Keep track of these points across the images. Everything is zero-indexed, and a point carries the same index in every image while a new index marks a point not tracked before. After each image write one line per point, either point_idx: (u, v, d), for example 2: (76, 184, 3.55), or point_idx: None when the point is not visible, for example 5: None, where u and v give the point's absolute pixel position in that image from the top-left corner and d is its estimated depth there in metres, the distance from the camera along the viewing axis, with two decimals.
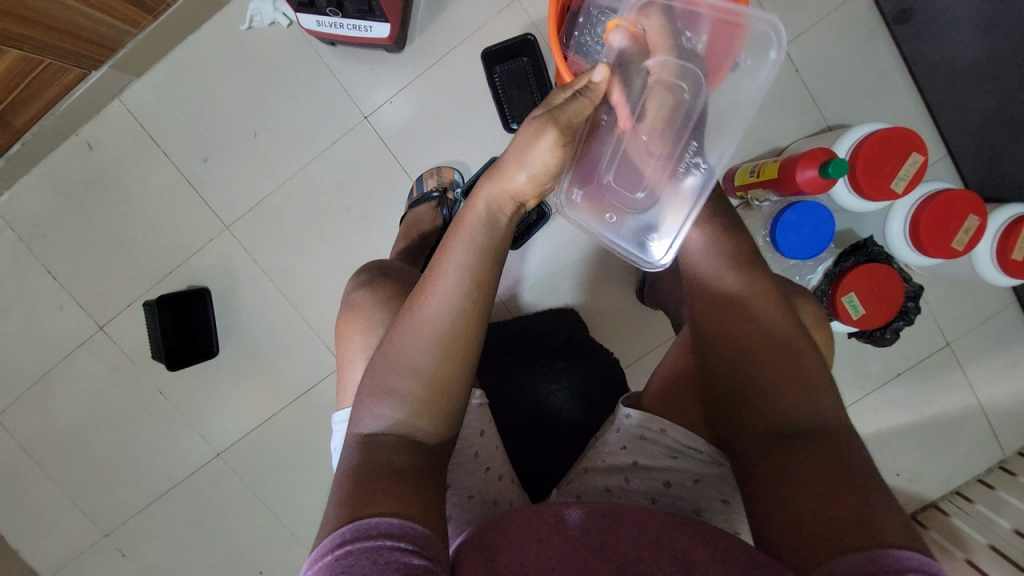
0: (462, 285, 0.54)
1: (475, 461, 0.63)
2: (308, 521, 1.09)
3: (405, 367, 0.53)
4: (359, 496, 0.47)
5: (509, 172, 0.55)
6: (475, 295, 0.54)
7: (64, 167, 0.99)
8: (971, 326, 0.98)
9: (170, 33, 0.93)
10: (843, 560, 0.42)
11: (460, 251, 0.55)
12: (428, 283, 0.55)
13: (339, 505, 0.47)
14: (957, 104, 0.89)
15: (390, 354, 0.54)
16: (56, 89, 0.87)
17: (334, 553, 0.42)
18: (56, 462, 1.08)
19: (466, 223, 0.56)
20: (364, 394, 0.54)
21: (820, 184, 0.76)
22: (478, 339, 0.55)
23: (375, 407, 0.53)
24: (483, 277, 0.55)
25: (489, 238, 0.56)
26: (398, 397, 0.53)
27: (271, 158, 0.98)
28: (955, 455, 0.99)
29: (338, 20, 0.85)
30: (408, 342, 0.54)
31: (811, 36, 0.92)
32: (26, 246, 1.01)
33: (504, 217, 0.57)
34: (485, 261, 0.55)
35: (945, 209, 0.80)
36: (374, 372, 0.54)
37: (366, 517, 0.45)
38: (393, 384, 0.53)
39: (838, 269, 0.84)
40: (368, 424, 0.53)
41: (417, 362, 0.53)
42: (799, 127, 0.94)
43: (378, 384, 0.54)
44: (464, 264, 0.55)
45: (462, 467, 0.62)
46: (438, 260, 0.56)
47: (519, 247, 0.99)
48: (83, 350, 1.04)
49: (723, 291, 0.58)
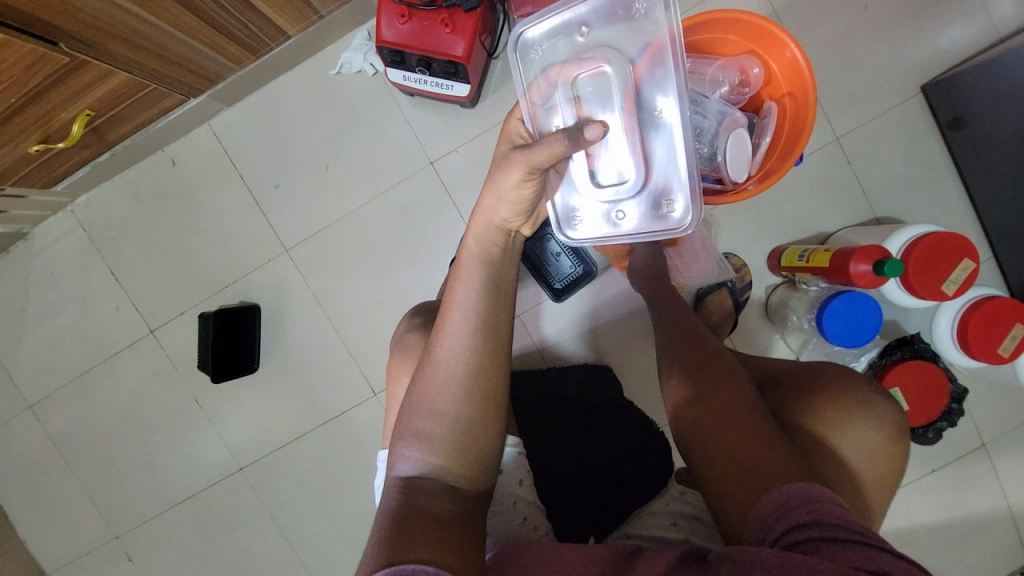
0: (471, 320, 0.53)
1: (513, 509, 0.62)
2: (315, 548, 1.08)
3: (430, 410, 0.51)
4: (398, 535, 0.45)
5: (490, 205, 0.55)
6: (483, 332, 0.52)
7: (144, 178, 1.06)
8: (1007, 430, 0.97)
9: (266, 70, 0.99)
10: (785, 488, 0.46)
11: (463, 291, 0.54)
12: (438, 328, 0.54)
13: (375, 546, 0.45)
14: (1005, 212, 0.90)
15: (415, 399, 0.52)
16: (154, 111, 0.92)
17: None
18: (82, 457, 1.09)
19: (464, 262, 0.56)
20: (396, 435, 0.53)
21: (871, 280, 0.78)
22: (501, 377, 0.53)
23: (405, 449, 0.52)
24: (489, 312, 0.53)
25: (490, 272, 0.55)
26: (428, 439, 0.51)
27: (338, 192, 1.03)
28: (980, 559, 0.98)
29: (423, 77, 0.89)
30: (428, 382, 0.52)
31: (865, 132, 0.96)
32: (95, 245, 1.07)
33: (501, 255, 0.56)
34: (487, 291, 0.54)
35: (996, 316, 0.81)
36: (402, 413, 0.53)
37: (404, 562, 0.42)
38: (421, 428, 0.51)
39: (884, 362, 0.86)
40: (403, 468, 0.51)
41: (440, 403, 0.51)
42: (846, 216, 0.97)
43: (407, 427, 0.52)
44: (468, 293, 0.54)
45: (501, 515, 0.61)
46: (445, 302, 0.55)
47: (561, 299, 0.99)
48: (130, 351, 1.08)
49: (720, 373, 0.61)
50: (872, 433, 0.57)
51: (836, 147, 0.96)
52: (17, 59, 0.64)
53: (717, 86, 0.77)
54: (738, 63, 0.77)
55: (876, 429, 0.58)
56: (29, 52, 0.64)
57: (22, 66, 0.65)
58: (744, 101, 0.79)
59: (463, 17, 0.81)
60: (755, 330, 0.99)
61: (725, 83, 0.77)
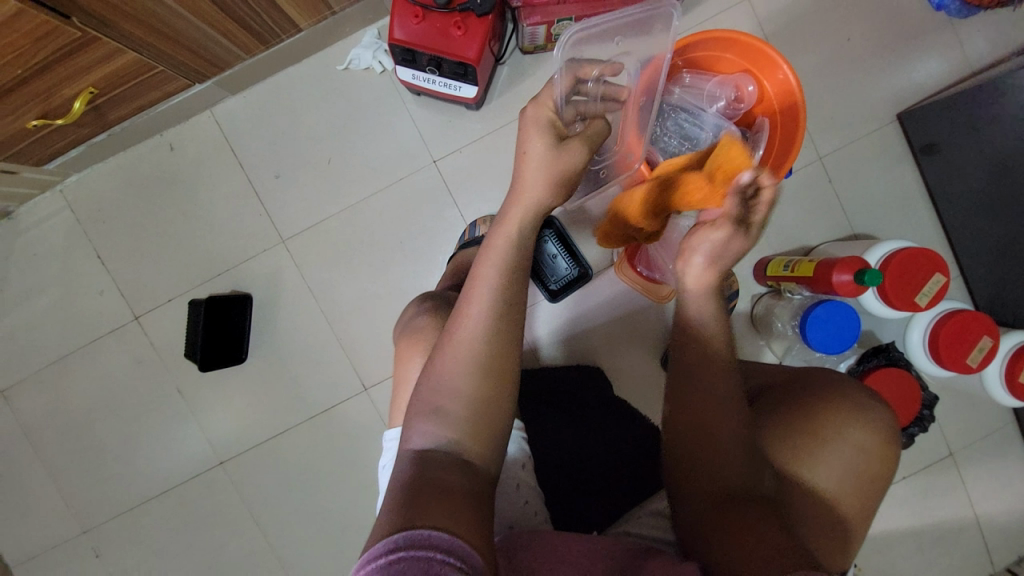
0: (495, 301, 0.55)
1: (516, 491, 0.64)
2: (295, 546, 1.06)
3: (449, 386, 0.53)
4: (414, 504, 0.46)
5: (530, 188, 0.60)
6: (506, 315, 0.55)
7: (140, 162, 1.04)
8: (973, 441, 1.02)
9: (274, 61, 0.99)
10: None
11: (490, 273, 0.56)
12: (462, 308, 0.56)
13: (389, 512, 0.46)
14: (972, 233, 0.97)
15: (436, 375, 0.53)
16: (159, 93, 0.92)
17: (385, 558, 0.41)
18: (53, 446, 1.05)
19: (494, 244, 0.59)
20: (413, 409, 0.54)
21: (853, 289, 0.83)
22: (516, 361, 0.55)
23: (422, 423, 0.52)
24: (513, 295, 0.56)
25: (517, 257, 0.58)
26: (446, 415, 0.52)
27: (339, 185, 1.04)
28: (948, 565, 1.02)
29: (432, 76, 0.91)
30: (448, 360, 0.53)
31: (847, 153, 1.02)
32: (83, 227, 1.04)
33: (530, 236, 0.60)
34: (512, 273, 0.57)
35: (964, 327, 0.86)
36: (420, 389, 0.54)
37: (419, 527, 0.43)
38: (440, 403, 0.52)
39: (861, 368, 0.91)
40: (417, 442, 0.52)
41: (460, 380, 0.52)
42: (828, 232, 1.02)
43: (424, 402, 0.53)
44: (493, 279, 0.56)
45: (506, 498, 0.62)
46: (471, 282, 0.57)
47: (557, 301, 0.94)
48: (112, 337, 1.05)
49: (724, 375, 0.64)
50: (863, 436, 0.61)
51: (820, 166, 1.02)
52: (31, 29, 0.64)
53: (713, 101, 0.83)
54: (734, 80, 0.82)
55: (869, 431, 0.61)
56: (43, 23, 0.64)
57: (35, 37, 0.65)
58: (738, 117, 0.85)
59: (474, 22, 0.84)
60: (742, 337, 1.02)
61: (722, 99, 0.83)
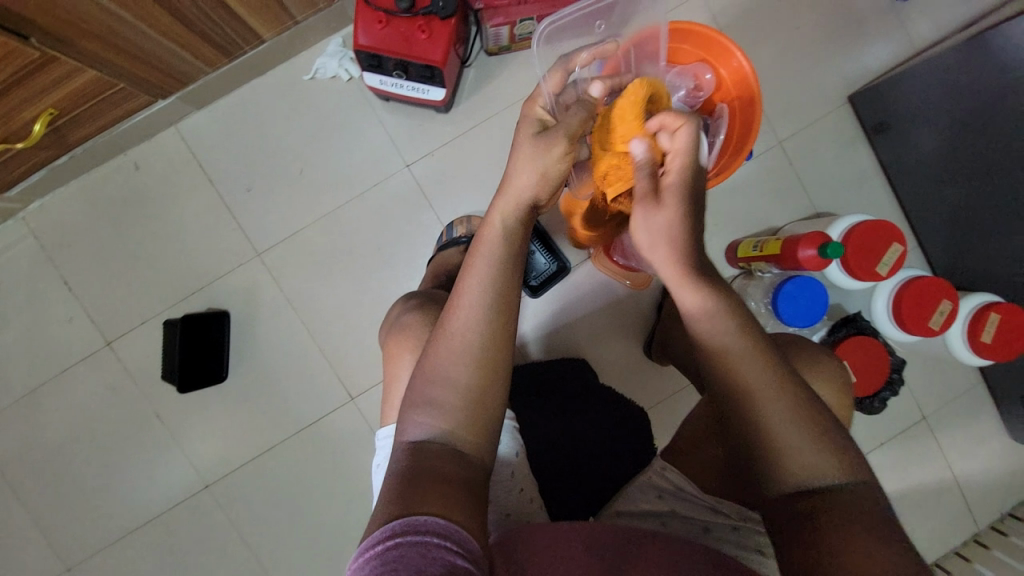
0: (488, 292, 0.55)
1: (512, 479, 0.64)
2: (290, 565, 1.04)
3: (445, 379, 0.53)
4: (410, 494, 0.46)
5: (517, 180, 0.59)
6: (500, 306, 0.55)
7: (104, 183, 1.02)
8: (943, 402, 1.07)
9: (239, 74, 0.99)
10: None
11: (483, 264, 0.56)
12: (454, 300, 0.56)
13: (385, 503, 0.46)
14: (925, 204, 1.02)
15: (431, 369, 0.53)
16: (121, 111, 0.90)
17: (385, 543, 0.42)
18: (26, 483, 1.01)
19: (484, 236, 0.58)
20: (408, 404, 0.54)
21: (818, 262, 0.86)
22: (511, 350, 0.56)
23: (417, 417, 0.52)
24: (506, 284, 0.56)
25: (507, 247, 0.57)
26: (442, 407, 0.52)
27: (313, 194, 1.04)
28: (931, 524, 1.06)
29: (399, 81, 0.92)
30: (443, 353, 0.53)
31: (804, 136, 1.07)
32: (46, 254, 1.01)
33: (517, 226, 0.59)
34: (504, 264, 0.57)
35: (923, 293, 0.91)
36: (414, 383, 0.54)
37: (416, 514, 0.44)
38: (436, 397, 0.52)
39: (832, 338, 0.95)
40: (413, 435, 0.52)
41: (456, 372, 0.53)
42: (792, 212, 1.06)
43: (420, 396, 0.53)
44: (487, 270, 0.56)
45: (501, 486, 0.63)
46: (463, 274, 0.57)
47: (537, 295, 1.01)
48: (84, 365, 1.02)
49: None
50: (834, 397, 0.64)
51: (780, 150, 1.06)
52: None
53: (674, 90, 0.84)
54: (692, 70, 0.84)
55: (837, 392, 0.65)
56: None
57: None
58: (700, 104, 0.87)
59: (438, 25, 0.85)
60: None
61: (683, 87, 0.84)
